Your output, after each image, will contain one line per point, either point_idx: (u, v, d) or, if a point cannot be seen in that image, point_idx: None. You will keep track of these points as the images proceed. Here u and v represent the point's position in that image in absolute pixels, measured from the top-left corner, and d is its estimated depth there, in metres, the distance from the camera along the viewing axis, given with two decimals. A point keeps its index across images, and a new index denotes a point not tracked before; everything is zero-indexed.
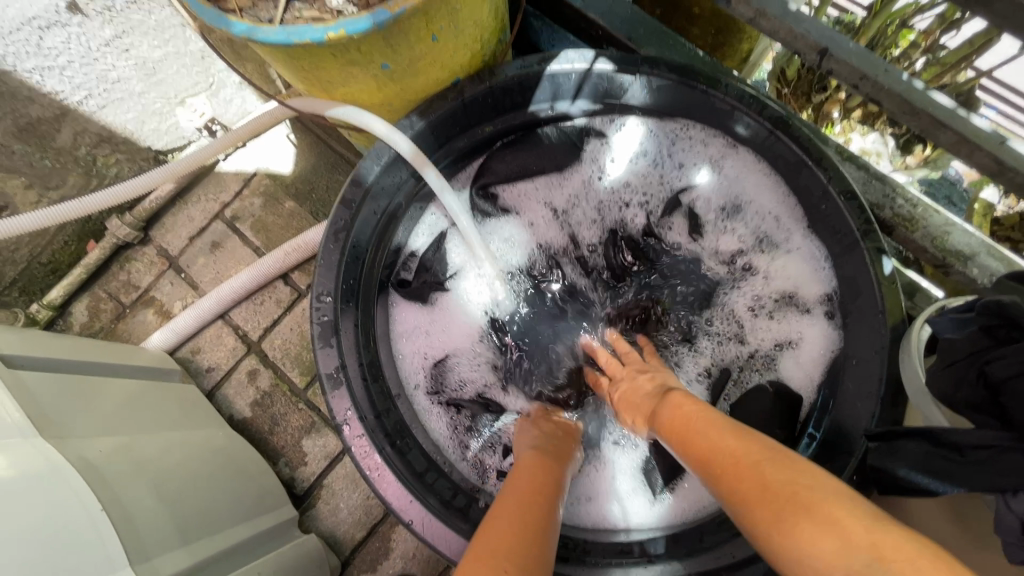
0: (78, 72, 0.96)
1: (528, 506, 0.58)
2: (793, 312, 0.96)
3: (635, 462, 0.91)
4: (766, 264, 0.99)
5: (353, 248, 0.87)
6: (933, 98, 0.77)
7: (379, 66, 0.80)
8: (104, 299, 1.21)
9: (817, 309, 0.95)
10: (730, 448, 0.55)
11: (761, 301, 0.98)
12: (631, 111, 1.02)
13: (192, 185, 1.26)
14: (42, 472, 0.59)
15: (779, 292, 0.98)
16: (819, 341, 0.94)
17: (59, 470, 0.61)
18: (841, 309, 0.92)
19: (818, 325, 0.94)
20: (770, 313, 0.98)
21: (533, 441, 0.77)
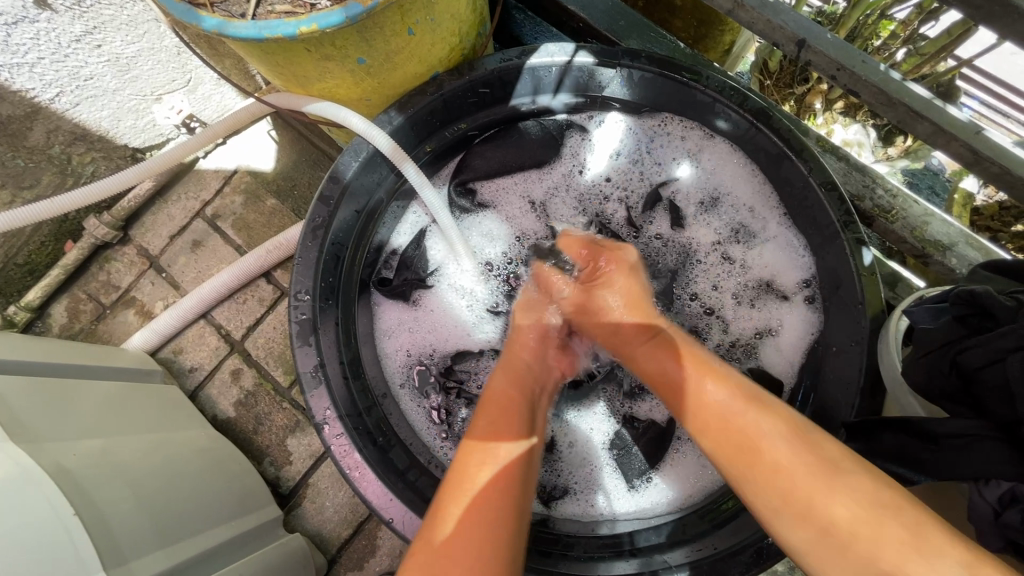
0: (48, 69, 0.94)
1: (467, 499, 0.59)
2: (772, 299, 0.97)
3: (608, 446, 0.91)
4: (743, 254, 1.00)
5: (333, 245, 0.86)
6: (910, 89, 0.77)
7: (355, 61, 0.79)
8: (84, 300, 1.20)
9: (798, 296, 0.95)
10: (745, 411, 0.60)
11: (739, 290, 0.99)
12: (612, 106, 1.02)
13: (172, 183, 1.25)
14: (14, 475, 0.58)
15: (758, 281, 0.98)
16: (797, 328, 0.94)
17: (29, 473, 0.60)
18: (822, 295, 0.92)
19: (798, 311, 0.95)
20: (750, 304, 0.98)
21: (505, 387, 0.73)
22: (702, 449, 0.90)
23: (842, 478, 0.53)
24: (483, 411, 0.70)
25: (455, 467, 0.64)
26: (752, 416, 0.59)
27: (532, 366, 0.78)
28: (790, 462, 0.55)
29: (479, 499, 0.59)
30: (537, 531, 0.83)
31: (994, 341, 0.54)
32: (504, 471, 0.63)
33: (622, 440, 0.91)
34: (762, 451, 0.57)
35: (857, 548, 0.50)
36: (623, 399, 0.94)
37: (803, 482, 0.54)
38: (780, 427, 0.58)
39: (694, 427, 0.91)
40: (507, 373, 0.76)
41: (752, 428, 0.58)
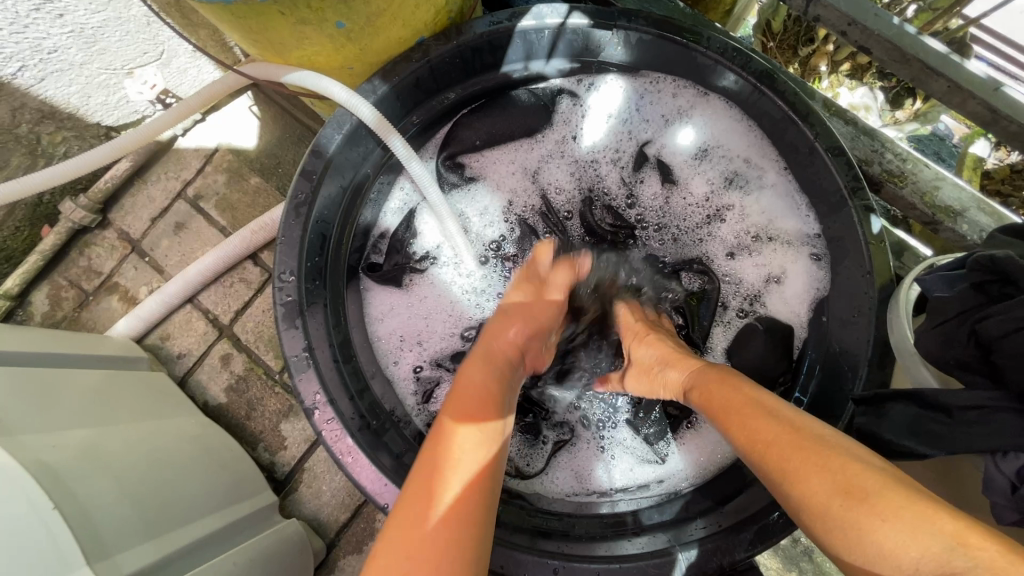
0: (8, 41, 0.87)
1: (438, 474, 0.56)
2: (772, 246, 0.95)
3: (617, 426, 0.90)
4: (739, 201, 0.97)
5: (317, 224, 0.81)
6: (925, 43, 0.73)
7: (334, 25, 0.73)
8: (66, 287, 1.16)
9: (801, 246, 0.93)
10: (795, 437, 0.52)
11: (737, 238, 0.96)
12: (608, 70, 0.97)
13: (150, 162, 1.19)
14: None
15: (752, 229, 0.96)
16: (802, 277, 0.92)
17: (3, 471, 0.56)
18: (826, 245, 0.89)
19: (802, 261, 0.92)
20: (750, 253, 0.96)
21: (466, 372, 0.68)
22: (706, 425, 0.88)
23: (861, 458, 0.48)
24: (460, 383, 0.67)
25: (433, 447, 0.59)
26: (751, 424, 0.56)
27: (493, 355, 0.71)
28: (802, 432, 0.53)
29: (440, 470, 0.56)
30: (537, 511, 0.80)
31: (1017, 309, 0.51)
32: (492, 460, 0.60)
33: (639, 420, 0.89)
34: (806, 437, 0.52)
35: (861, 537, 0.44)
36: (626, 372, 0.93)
37: (785, 449, 0.52)
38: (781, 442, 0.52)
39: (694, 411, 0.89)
40: (476, 363, 0.69)
41: (810, 434, 0.52)
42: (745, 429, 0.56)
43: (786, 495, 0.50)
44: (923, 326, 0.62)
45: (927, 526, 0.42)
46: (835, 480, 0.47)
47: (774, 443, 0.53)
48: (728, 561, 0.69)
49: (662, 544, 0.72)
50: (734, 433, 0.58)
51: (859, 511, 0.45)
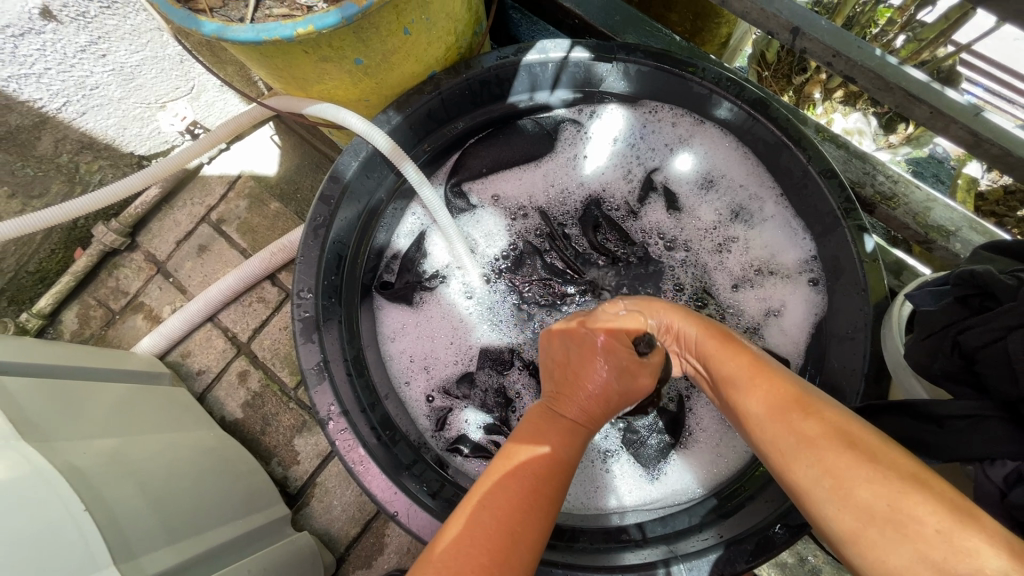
0: (55, 79, 0.95)
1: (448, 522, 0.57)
2: (774, 279, 0.97)
3: (622, 442, 0.91)
4: (743, 233, 1.00)
5: (333, 245, 0.86)
6: (907, 73, 0.77)
7: (352, 62, 0.80)
8: (94, 307, 1.21)
9: (800, 276, 0.95)
10: (837, 436, 0.51)
11: (739, 271, 0.98)
12: (609, 100, 1.03)
13: (177, 189, 1.26)
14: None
15: (756, 261, 0.98)
16: (801, 306, 0.94)
17: (4, 470, 0.57)
18: (825, 273, 0.91)
19: (802, 291, 0.94)
20: (752, 285, 0.98)
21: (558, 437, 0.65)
22: (708, 442, 0.89)
23: (910, 471, 0.47)
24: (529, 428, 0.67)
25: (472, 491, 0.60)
26: (795, 420, 0.54)
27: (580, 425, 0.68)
28: (844, 432, 0.51)
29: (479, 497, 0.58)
30: None
31: (995, 319, 0.53)
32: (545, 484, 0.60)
33: (636, 435, 0.90)
34: (851, 438, 0.51)
35: (870, 545, 0.46)
36: None
37: (822, 443, 0.51)
38: (819, 438, 0.52)
39: (695, 427, 0.91)
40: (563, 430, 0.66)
41: (852, 439, 0.51)
42: (787, 427, 0.54)
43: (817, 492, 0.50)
44: (912, 339, 0.64)
45: (924, 541, 0.44)
46: (876, 494, 0.47)
47: (810, 445, 0.52)
48: (729, 571, 0.70)
49: (672, 556, 0.73)
50: (771, 425, 0.56)
51: (881, 533, 0.45)
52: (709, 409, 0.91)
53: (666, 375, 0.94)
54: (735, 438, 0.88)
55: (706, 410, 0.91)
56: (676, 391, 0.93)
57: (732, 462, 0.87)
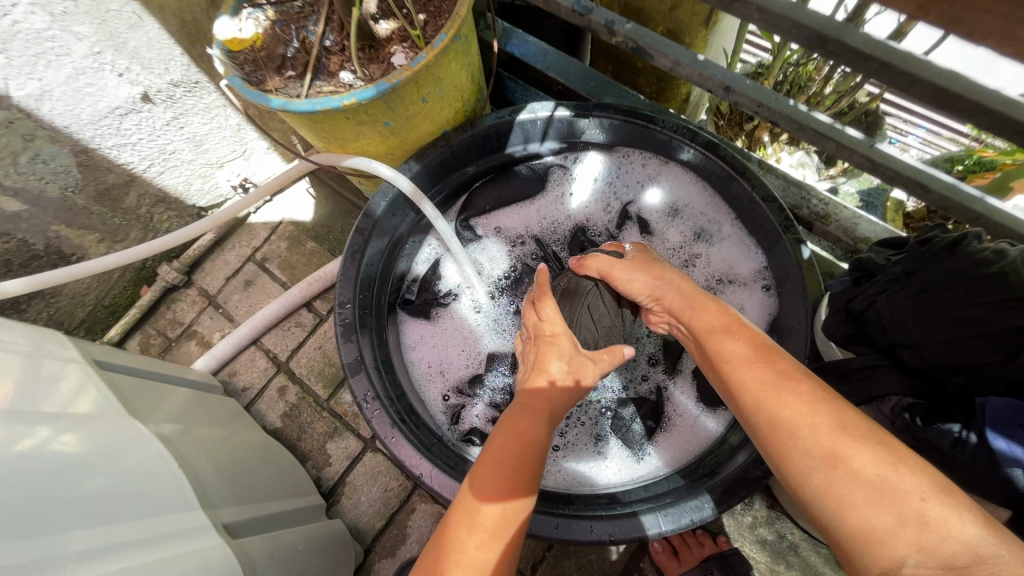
0: (145, 147, 1.19)
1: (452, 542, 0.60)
2: (734, 288, 1.15)
3: (611, 427, 1.06)
4: (705, 251, 1.20)
5: (366, 266, 1.06)
6: (815, 117, 0.98)
7: (382, 124, 1.03)
8: (154, 335, 1.41)
9: (755, 283, 1.13)
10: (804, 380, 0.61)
11: (704, 282, 1.17)
12: (589, 147, 1.25)
13: (228, 234, 1.49)
14: (64, 449, 0.65)
15: (718, 273, 1.17)
16: (757, 308, 1.11)
17: (75, 444, 0.66)
18: (774, 280, 1.09)
19: (757, 295, 1.12)
20: (715, 292, 1.16)
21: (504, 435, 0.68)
22: (684, 425, 1.04)
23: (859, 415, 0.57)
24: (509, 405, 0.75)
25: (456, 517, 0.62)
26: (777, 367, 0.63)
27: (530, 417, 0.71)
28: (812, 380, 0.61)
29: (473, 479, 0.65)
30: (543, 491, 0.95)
31: (870, 287, 0.71)
32: (530, 454, 0.67)
33: (622, 420, 1.06)
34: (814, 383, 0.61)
35: (841, 463, 0.53)
36: (617, 384, 1.10)
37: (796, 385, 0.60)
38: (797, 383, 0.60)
39: (672, 413, 1.06)
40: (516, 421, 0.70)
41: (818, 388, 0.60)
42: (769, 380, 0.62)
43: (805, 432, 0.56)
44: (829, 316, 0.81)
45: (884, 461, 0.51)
46: (837, 420, 0.55)
47: (791, 387, 0.60)
48: (697, 516, 0.83)
49: (673, 499, 0.86)
50: (749, 371, 0.64)
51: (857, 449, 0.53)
52: (683, 397, 1.07)
53: (644, 371, 1.11)
54: (706, 420, 1.03)
55: (681, 398, 1.07)
56: (655, 384, 1.09)
57: (705, 441, 1.02)
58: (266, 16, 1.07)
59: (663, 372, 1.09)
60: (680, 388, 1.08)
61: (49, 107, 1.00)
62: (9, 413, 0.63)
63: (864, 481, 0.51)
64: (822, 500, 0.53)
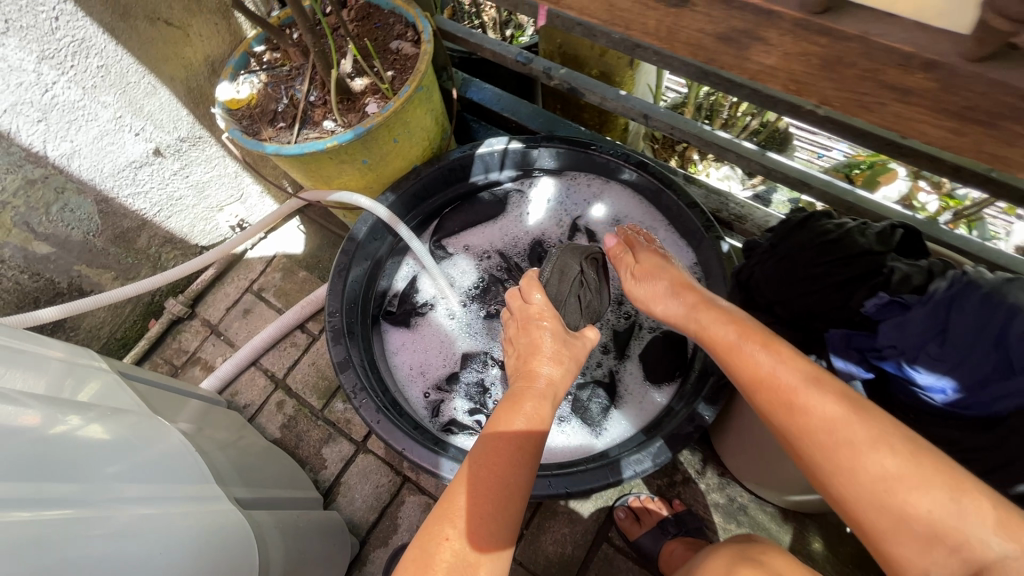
0: (156, 194, 1.38)
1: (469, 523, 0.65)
2: None
3: (572, 408, 1.21)
4: None
5: (352, 282, 1.23)
6: (717, 135, 1.19)
7: (360, 161, 1.22)
8: (161, 364, 1.55)
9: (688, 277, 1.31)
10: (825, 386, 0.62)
11: None
12: (541, 173, 1.46)
13: (228, 270, 1.66)
14: (95, 433, 0.73)
15: None
16: None
17: (104, 432, 0.74)
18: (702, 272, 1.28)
19: None
20: None
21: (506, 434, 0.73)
22: (634, 401, 1.20)
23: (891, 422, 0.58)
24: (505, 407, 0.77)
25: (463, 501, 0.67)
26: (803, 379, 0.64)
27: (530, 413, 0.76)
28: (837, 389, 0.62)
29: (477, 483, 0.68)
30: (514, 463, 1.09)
31: (753, 259, 0.89)
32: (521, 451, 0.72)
33: (581, 401, 1.21)
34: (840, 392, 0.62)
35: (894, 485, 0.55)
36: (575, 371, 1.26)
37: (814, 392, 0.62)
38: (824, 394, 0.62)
39: (624, 392, 1.21)
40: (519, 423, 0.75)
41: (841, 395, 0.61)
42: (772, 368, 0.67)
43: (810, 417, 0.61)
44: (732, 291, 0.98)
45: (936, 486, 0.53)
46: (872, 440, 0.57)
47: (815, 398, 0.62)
48: (640, 466, 0.97)
49: (620, 456, 1.00)
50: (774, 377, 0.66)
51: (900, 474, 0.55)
52: (632, 378, 1.23)
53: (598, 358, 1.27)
54: (652, 395, 1.19)
55: (630, 379, 1.23)
56: (607, 368, 1.25)
57: (652, 412, 1.17)
58: (260, 80, 1.28)
59: (614, 358, 1.26)
60: (628, 370, 1.24)
61: (78, 164, 1.18)
62: (44, 405, 0.71)
63: (916, 503, 0.53)
64: (873, 507, 0.56)
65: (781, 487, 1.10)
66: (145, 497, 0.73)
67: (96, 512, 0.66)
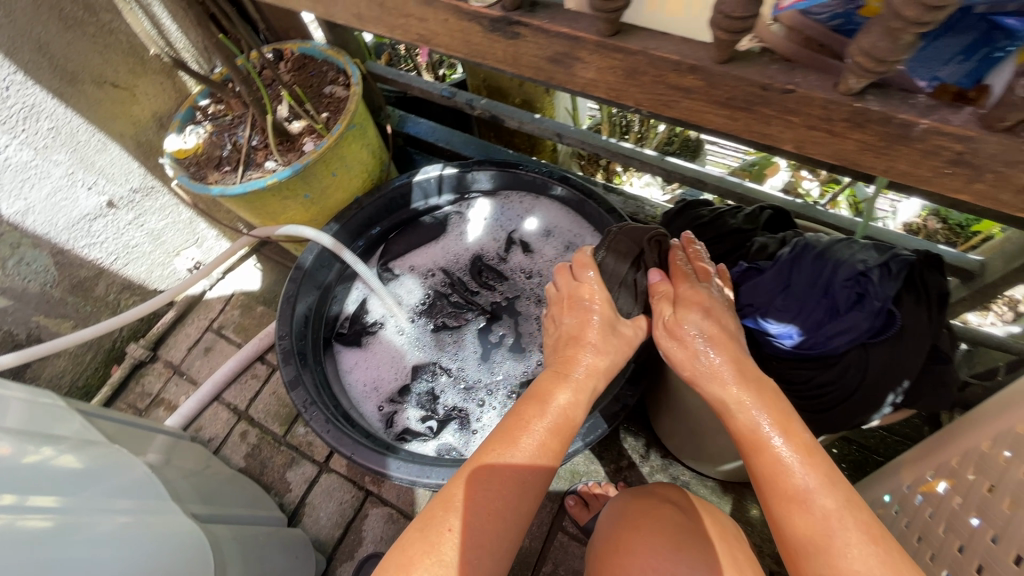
0: (112, 244, 1.46)
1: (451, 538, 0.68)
2: None
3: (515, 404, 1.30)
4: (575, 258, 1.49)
5: (301, 307, 1.31)
6: (620, 146, 1.33)
7: (302, 196, 1.33)
8: (125, 408, 1.58)
9: None
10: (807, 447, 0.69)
11: None
12: (476, 194, 1.57)
13: (188, 312, 1.72)
14: (69, 461, 0.80)
15: None
16: None
17: (77, 461, 0.81)
18: None
19: None
20: None
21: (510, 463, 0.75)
22: None
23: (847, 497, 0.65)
24: (501, 434, 0.77)
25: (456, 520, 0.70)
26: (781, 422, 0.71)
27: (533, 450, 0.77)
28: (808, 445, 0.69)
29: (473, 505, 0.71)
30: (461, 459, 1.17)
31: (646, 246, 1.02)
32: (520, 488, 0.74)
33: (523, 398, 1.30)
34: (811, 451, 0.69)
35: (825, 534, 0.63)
36: (516, 370, 1.36)
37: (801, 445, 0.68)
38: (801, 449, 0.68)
39: None
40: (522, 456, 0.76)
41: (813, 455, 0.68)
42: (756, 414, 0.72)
43: (793, 484, 0.66)
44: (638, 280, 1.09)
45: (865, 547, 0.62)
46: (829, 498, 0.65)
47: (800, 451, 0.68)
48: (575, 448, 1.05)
49: None
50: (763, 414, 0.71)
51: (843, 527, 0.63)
52: None
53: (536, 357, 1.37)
54: None
55: None
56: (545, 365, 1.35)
57: None
58: (205, 130, 1.39)
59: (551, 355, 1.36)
60: None
61: (32, 220, 1.26)
62: (18, 438, 0.77)
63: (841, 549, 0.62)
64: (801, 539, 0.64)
65: (711, 457, 1.19)
66: (119, 510, 0.80)
67: (73, 521, 0.72)
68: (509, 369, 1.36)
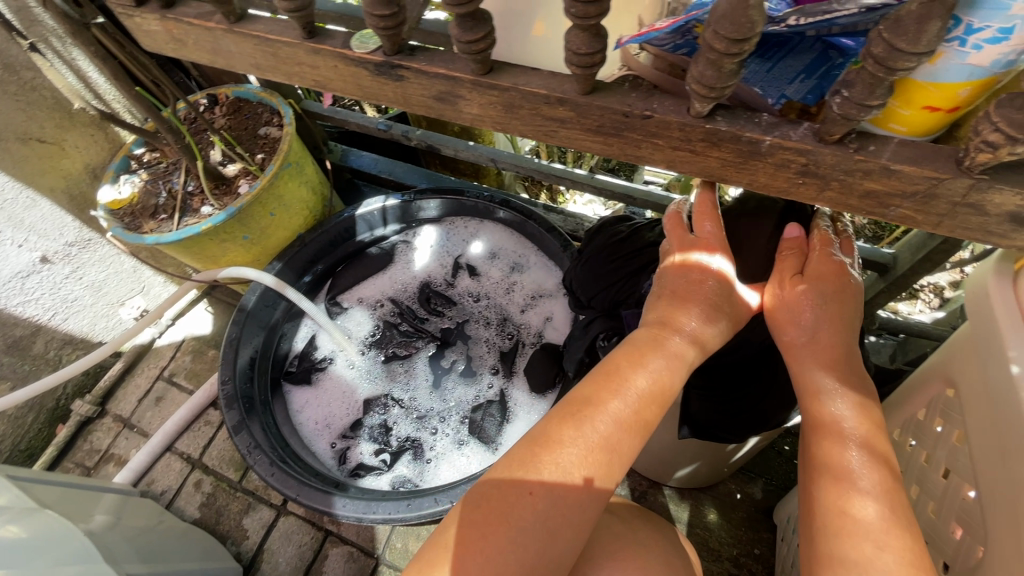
0: (48, 300, 1.43)
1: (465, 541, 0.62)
2: (545, 300, 1.46)
3: (467, 429, 1.31)
4: (521, 278, 1.50)
5: (245, 350, 1.30)
6: (552, 168, 1.37)
7: (241, 237, 1.33)
8: (72, 468, 1.53)
9: (559, 292, 1.45)
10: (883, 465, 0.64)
11: (523, 301, 1.48)
12: (421, 222, 1.58)
13: (137, 362, 1.68)
14: (11, 533, 0.77)
15: (531, 292, 1.48)
16: (562, 311, 1.43)
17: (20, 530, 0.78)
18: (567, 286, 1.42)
19: (561, 301, 1.44)
20: (532, 307, 1.47)
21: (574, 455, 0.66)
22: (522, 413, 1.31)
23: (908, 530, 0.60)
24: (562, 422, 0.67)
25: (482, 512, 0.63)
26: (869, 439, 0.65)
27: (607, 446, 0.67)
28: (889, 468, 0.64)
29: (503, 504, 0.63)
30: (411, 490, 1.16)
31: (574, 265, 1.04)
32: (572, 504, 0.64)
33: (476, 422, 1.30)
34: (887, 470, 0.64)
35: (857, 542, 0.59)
36: (467, 395, 1.37)
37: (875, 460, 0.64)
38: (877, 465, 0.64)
39: (512, 407, 1.32)
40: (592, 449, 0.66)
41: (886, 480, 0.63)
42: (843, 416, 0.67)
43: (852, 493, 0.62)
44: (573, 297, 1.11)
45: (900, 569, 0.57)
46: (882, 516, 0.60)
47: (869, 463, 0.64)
48: None
49: None
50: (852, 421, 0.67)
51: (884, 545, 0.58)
52: (517, 392, 1.34)
53: (486, 380, 1.38)
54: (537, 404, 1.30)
55: (515, 393, 1.34)
56: (495, 387, 1.36)
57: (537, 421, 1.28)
58: (140, 178, 1.38)
59: (500, 376, 1.37)
60: (514, 385, 1.35)
61: None
62: None
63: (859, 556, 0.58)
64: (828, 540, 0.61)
65: (661, 466, 1.20)
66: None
67: None
68: (460, 395, 1.37)
